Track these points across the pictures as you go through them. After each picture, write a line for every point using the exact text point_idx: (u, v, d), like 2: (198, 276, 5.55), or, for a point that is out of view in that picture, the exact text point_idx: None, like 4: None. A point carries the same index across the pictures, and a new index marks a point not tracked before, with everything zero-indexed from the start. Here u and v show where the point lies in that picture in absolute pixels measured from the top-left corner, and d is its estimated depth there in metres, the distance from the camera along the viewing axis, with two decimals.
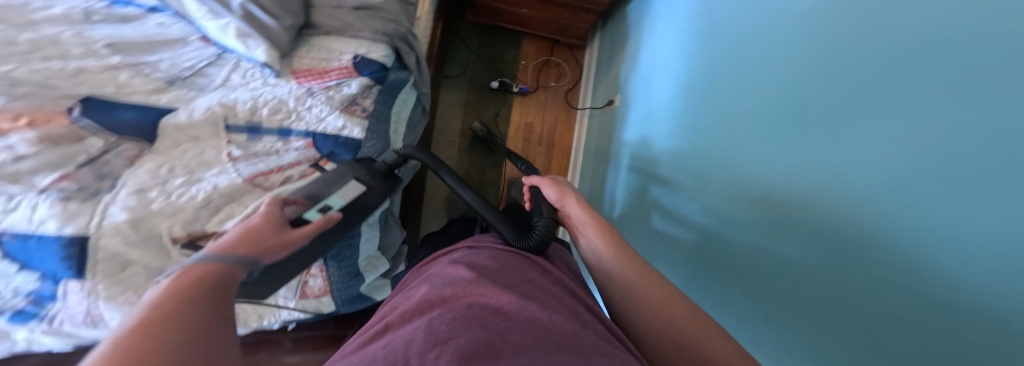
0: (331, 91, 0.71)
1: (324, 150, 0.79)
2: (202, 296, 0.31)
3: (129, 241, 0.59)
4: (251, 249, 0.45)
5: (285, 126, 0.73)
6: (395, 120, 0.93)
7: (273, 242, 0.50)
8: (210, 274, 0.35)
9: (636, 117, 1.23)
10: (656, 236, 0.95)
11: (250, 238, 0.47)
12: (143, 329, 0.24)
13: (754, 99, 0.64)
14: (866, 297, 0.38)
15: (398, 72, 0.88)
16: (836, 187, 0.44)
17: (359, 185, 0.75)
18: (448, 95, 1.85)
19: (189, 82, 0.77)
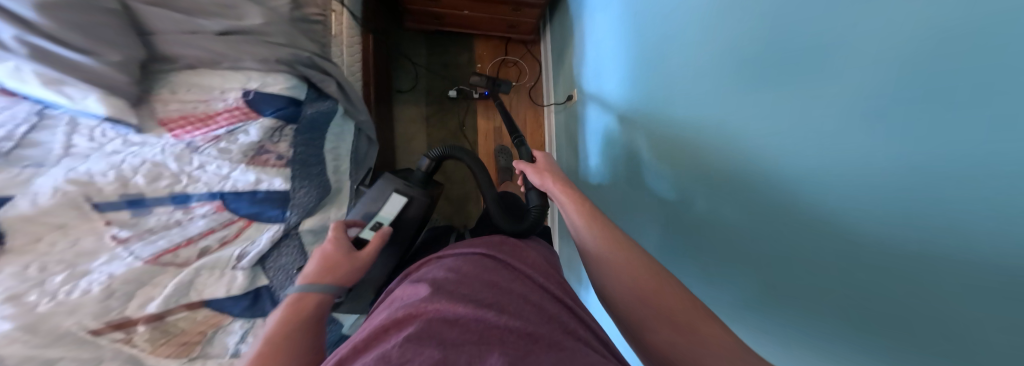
0: (223, 142, 0.58)
1: (239, 213, 0.65)
2: (310, 309, 0.55)
3: (37, 344, 0.48)
4: (331, 270, 0.62)
5: (180, 192, 0.61)
6: (330, 158, 0.79)
7: (343, 262, 0.64)
8: (308, 299, 0.56)
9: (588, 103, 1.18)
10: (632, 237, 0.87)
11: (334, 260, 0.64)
12: (276, 338, 0.49)
13: (699, 63, 0.57)
14: (861, 284, 0.32)
15: (318, 103, 0.74)
16: (802, 152, 0.37)
17: (402, 197, 0.84)
18: (405, 111, 1.72)
19: (17, 156, 0.53)
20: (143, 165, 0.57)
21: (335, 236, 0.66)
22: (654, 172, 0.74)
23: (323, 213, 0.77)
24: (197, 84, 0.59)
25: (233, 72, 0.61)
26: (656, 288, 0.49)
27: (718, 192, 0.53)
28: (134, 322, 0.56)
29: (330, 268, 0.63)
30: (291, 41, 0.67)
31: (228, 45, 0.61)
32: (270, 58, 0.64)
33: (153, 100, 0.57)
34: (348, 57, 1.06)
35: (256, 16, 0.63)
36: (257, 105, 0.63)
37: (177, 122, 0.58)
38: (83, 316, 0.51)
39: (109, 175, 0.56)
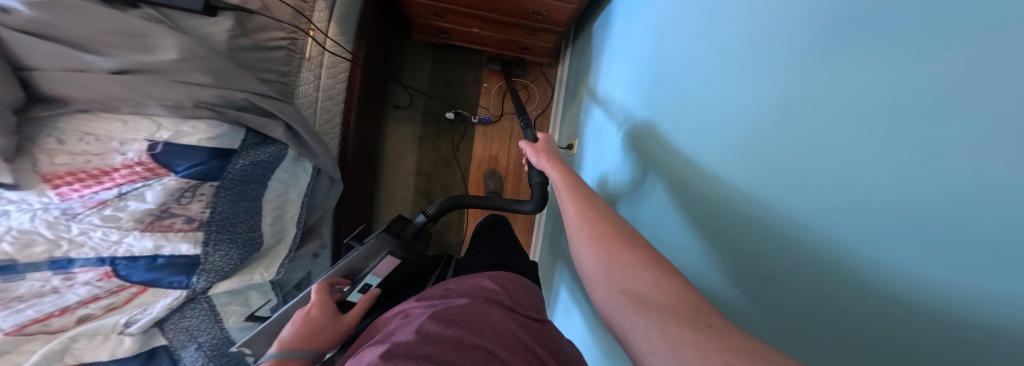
0: (112, 207, 0.53)
1: (132, 279, 0.61)
2: None
3: None
4: (310, 339, 0.52)
5: (61, 256, 0.55)
6: (271, 208, 0.71)
7: (323, 334, 0.54)
8: None
9: (591, 137, 1.04)
10: (602, 334, 0.75)
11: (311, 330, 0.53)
12: None
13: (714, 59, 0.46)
14: (895, 341, 0.21)
15: (258, 150, 0.65)
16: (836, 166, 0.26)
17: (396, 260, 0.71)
18: (397, 129, 1.62)
19: None
20: (39, 225, 0.53)
21: (319, 298, 0.58)
22: (653, 195, 0.61)
23: (244, 274, 0.72)
24: (95, 133, 0.51)
25: (135, 117, 0.52)
26: (619, 255, 0.36)
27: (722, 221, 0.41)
28: None
29: (305, 341, 0.52)
30: (219, 80, 0.56)
31: (130, 90, 0.51)
32: (186, 103, 0.53)
33: (35, 151, 0.49)
34: (326, 81, 0.93)
35: (169, 48, 0.52)
36: (166, 160, 0.55)
37: (64, 179, 0.51)
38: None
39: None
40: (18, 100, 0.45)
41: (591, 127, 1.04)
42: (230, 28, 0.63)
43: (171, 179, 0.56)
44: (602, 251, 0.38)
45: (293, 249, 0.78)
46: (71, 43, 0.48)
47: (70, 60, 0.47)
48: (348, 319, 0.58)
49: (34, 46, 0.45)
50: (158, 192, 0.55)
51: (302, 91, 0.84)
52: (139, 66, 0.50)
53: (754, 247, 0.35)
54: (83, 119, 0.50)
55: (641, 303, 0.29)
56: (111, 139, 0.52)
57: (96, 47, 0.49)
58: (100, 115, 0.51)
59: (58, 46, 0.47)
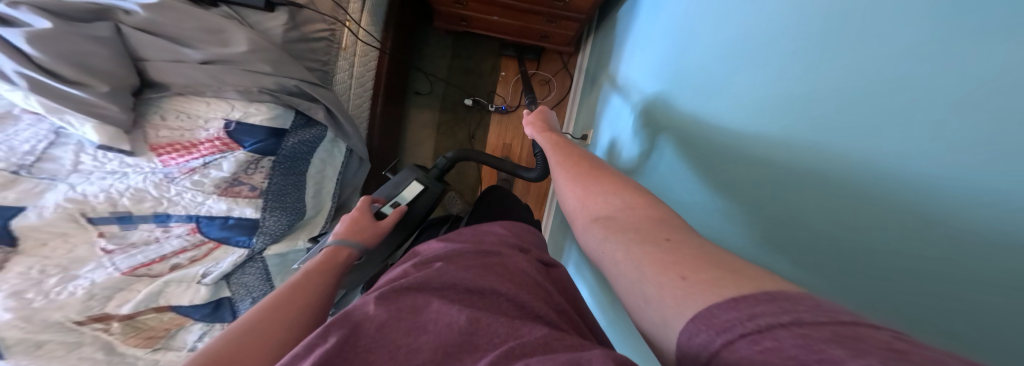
0: (197, 174, 0.64)
1: (210, 236, 0.70)
2: (321, 284, 0.46)
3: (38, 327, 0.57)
4: (355, 233, 0.58)
5: (160, 212, 0.65)
6: (313, 183, 0.80)
7: (368, 233, 0.60)
8: (338, 258, 0.53)
9: (608, 126, 1.02)
10: (603, 313, 0.81)
11: (358, 227, 0.59)
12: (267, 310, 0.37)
13: (721, 27, 0.49)
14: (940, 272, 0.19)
15: (306, 131, 0.75)
16: (795, 112, 0.32)
17: (419, 185, 0.74)
18: (418, 116, 1.70)
19: (38, 171, 0.62)
20: (147, 186, 0.63)
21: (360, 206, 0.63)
22: (664, 158, 0.60)
23: (291, 239, 0.80)
24: (186, 112, 0.62)
25: (216, 100, 0.63)
26: (590, 188, 0.39)
27: (697, 165, 0.48)
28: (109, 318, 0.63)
29: (355, 234, 0.57)
30: (277, 69, 0.66)
31: (205, 73, 0.60)
32: (252, 88, 0.64)
33: (146, 126, 0.61)
34: (359, 69, 0.96)
35: (242, 42, 0.61)
36: (237, 136, 0.65)
37: (165, 149, 0.62)
38: (69, 311, 0.59)
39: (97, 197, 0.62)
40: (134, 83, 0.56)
41: (605, 112, 1.09)
42: (284, 23, 0.74)
43: (240, 152, 0.66)
44: (577, 185, 0.41)
45: (330, 220, 0.85)
46: (171, 38, 0.59)
47: (171, 53, 0.59)
48: (386, 224, 0.63)
49: (149, 43, 0.57)
50: (232, 163, 0.65)
51: (340, 79, 0.93)
52: (218, 58, 0.60)
53: (719, 181, 0.43)
54: (175, 100, 0.62)
55: (613, 228, 0.31)
56: (196, 118, 0.62)
57: (192, 42, 0.59)
58: (190, 97, 0.62)
59: (164, 41, 0.58)
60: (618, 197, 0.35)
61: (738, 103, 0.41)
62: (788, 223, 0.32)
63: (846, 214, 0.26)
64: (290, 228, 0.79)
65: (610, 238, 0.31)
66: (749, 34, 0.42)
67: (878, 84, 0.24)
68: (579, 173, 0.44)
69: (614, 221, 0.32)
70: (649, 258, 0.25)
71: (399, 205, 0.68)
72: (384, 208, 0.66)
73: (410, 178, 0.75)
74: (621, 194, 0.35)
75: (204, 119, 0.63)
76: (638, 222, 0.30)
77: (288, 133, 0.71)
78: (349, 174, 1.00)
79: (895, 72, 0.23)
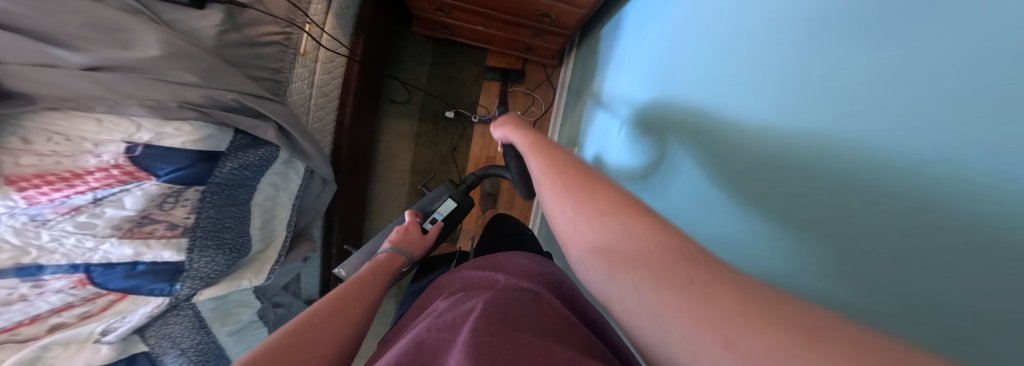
0: (86, 214, 0.49)
1: (108, 286, 0.55)
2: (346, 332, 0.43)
3: None
4: (409, 243, 0.79)
5: (30, 262, 0.49)
6: (259, 212, 0.68)
7: (417, 244, 0.81)
8: (374, 280, 0.59)
9: (595, 129, 0.97)
10: None
11: (410, 239, 0.80)
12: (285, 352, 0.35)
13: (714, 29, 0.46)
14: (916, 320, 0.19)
15: (248, 153, 0.62)
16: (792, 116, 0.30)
17: (453, 202, 0.95)
18: (395, 127, 1.57)
19: None
20: (5, 231, 0.47)
21: (411, 221, 0.84)
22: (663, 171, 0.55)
23: (232, 279, 0.67)
24: (65, 133, 0.46)
25: (112, 117, 0.48)
26: (568, 207, 0.32)
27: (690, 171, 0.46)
28: None
29: (406, 241, 0.79)
30: (205, 80, 0.52)
31: (98, 85, 0.46)
32: (168, 104, 0.50)
33: None
34: (320, 77, 0.86)
35: (152, 44, 0.48)
36: (146, 163, 0.51)
37: (31, 182, 0.45)
38: None
39: None
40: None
41: (592, 127, 1.01)
42: (220, 23, 0.60)
43: (153, 184, 0.51)
44: (566, 201, 0.33)
45: (284, 253, 0.74)
46: (38, 35, 0.44)
47: (36, 54, 0.43)
48: (430, 239, 0.85)
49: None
50: (138, 198, 0.51)
51: (296, 89, 0.79)
52: (110, 63, 0.46)
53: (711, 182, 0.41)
54: (50, 117, 0.45)
55: (610, 256, 0.24)
56: (80, 140, 0.47)
57: (69, 41, 0.45)
58: (71, 113, 0.46)
59: (24, 38, 0.42)
60: (615, 217, 0.27)
61: (731, 108, 0.39)
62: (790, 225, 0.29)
63: (851, 245, 0.23)
64: (230, 268, 0.66)
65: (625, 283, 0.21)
66: (741, 40, 0.39)
67: (889, 85, 0.21)
68: (556, 183, 0.37)
69: (609, 253, 0.24)
70: (667, 310, 0.17)
71: (436, 220, 0.90)
72: (426, 225, 0.87)
73: (445, 196, 0.96)
74: (614, 213, 0.27)
75: (92, 142, 0.48)
76: (638, 249, 0.22)
77: (224, 156, 0.59)
78: (309, 196, 0.86)
79: (908, 73, 0.20)
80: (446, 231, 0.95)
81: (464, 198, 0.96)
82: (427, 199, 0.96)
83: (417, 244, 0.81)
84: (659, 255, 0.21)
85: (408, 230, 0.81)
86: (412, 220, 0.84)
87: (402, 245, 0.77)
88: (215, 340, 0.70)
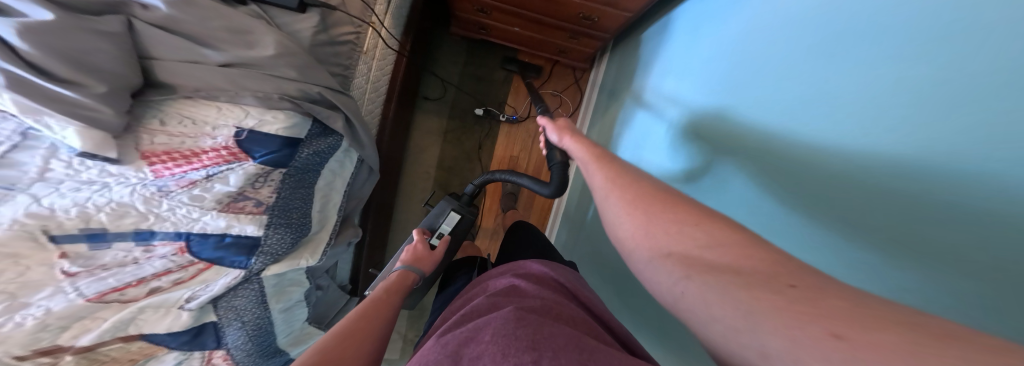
0: (199, 188, 0.55)
1: (199, 255, 0.61)
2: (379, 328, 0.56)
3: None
4: (419, 259, 0.89)
5: (146, 228, 0.56)
6: (320, 195, 0.74)
7: (426, 259, 0.91)
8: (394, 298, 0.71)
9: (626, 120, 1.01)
10: None
11: (419, 255, 0.90)
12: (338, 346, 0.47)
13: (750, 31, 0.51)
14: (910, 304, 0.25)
15: (320, 141, 0.68)
16: (817, 125, 0.35)
17: (456, 215, 1.03)
18: (426, 122, 1.61)
19: None
20: (135, 199, 0.53)
21: (419, 238, 0.94)
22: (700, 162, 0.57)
23: (293, 258, 0.74)
24: (193, 117, 0.53)
25: (230, 105, 0.54)
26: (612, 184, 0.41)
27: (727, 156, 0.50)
28: (63, 349, 0.58)
29: (416, 259, 0.88)
30: (301, 74, 0.59)
31: (223, 79, 0.53)
32: (273, 95, 0.56)
33: (141, 130, 0.50)
34: (377, 73, 0.91)
35: (270, 45, 0.55)
36: (248, 146, 0.57)
37: (160, 157, 0.52)
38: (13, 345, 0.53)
39: (59, 212, 0.50)
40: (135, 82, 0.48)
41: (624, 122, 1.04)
42: (315, 25, 0.66)
43: (251, 164, 0.57)
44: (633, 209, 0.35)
45: (333, 236, 0.80)
46: (190, 37, 0.52)
47: (188, 53, 0.52)
48: (438, 253, 0.95)
49: (162, 39, 0.50)
50: (239, 176, 0.57)
51: (357, 84, 0.84)
52: (238, 60, 0.54)
53: (753, 177, 0.45)
54: (183, 104, 0.52)
55: (685, 261, 0.26)
56: (202, 125, 0.53)
57: (210, 42, 0.53)
58: (200, 101, 0.53)
59: (181, 39, 0.51)
60: (664, 212, 0.32)
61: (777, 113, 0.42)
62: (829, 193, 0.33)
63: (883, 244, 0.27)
64: (294, 246, 0.73)
65: (702, 250, 0.26)
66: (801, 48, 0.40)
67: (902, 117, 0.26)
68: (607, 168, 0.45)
69: (654, 218, 0.33)
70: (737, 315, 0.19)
71: (442, 235, 0.99)
72: (432, 239, 0.97)
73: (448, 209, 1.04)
74: (697, 222, 0.29)
75: (210, 126, 0.54)
76: (683, 242, 0.28)
77: (304, 142, 0.65)
78: (356, 184, 0.89)
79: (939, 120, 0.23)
80: (455, 242, 1.04)
81: (467, 211, 1.04)
82: (432, 216, 1.03)
83: (427, 260, 0.91)
84: (745, 253, 0.24)
85: (417, 248, 0.91)
86: (421, 237, 0.94)
87: (415, 263, 0.87)
88: (268, 320, 0.77)
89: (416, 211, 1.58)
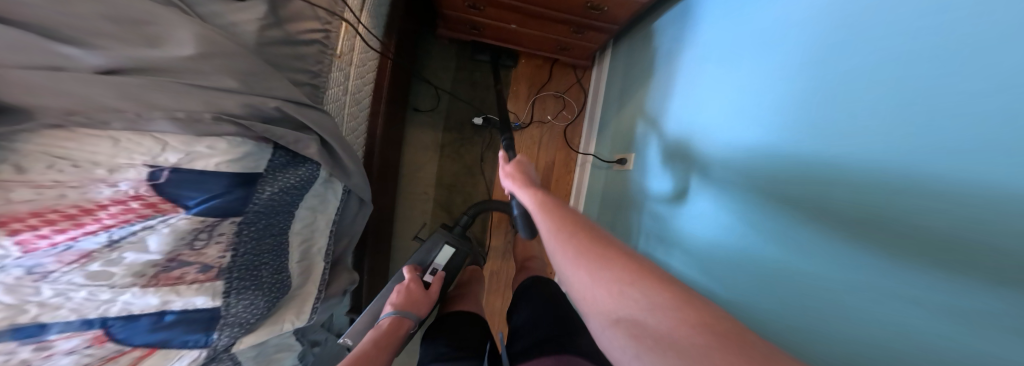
0: (103, 257, 0.38)
1: (133, 343, 0.45)
2: None
3: None
4: (414, 304, 0.75)
5: (29, 322, 0.38)
6: (298, 242, 0.60)
7: (421, 302, 0.77)
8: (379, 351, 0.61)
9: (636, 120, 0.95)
10: None
11: (412, 298, 0.76)
12: None
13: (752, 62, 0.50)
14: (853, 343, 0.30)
15: (287, 173, 0.51)
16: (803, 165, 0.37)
17: (451, 248, 0.90)
18: (420, 135, 1.43)
19: None
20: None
21: (411, 277, 0.80)
22: (698, 192, 0.58)
23: (273, 322, 0.59)
24: (71, 157, 0.35)
25: (134, 134, 0.37)
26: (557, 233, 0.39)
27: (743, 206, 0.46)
28: None
29: (409, 303, 0.75)
30: (246, 85, 0.42)
31: (115, 94, 0.35)
32: (202, 115, 0.39)
33: None
34: (354, 82, 0.75)
35: (186, 42, 0.38)
36: (173, 191, 0.40)
37: (28, 221, 0.34)
38: None
39: None
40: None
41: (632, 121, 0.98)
42: (260, 16, 0.49)
43: (182, 217, 0.41)
44: (580, 266, 0.33)
45: (323, 287, 0.67)
46: (48, 31, 0.33)
47: (47, 57, 0.33)
48: (433, 292, 0.81)
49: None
50: (164, 236, 0.40)
51: (332, 96, 0.67)
52: (133, 63, 0.36)
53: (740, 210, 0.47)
54: (50, 137, 0.34)
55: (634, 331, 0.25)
56: (101, 169, 0.37)
57: (87, 38, 0.34)
58: (81, 131, 0.35)
59: (30, 34, 0.32)
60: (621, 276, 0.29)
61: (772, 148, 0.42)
62: (852, 249, 0.30)
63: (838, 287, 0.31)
64: (270, 310, 0.58)
65: (647, 315, 0.25)
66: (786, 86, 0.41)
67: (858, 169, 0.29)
68: (557, 212, 0.44)
69: (600, 273, 0.31)
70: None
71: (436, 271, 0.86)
72: (427, 278, 0.84)
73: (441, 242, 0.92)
74: (631, 281, 0.28)
75: (114, 168, 0.37)
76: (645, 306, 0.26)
77: (264, 178, 0.48)
78: (346, 219, 0.72)
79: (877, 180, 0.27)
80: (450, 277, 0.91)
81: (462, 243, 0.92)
82: (423, 251, 0.90)
83: (422, 304, 0.77)
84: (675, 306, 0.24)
85: (410, 289, 0.77)
86: (413, 277, 0.80)
87: (410, 309, 0.74)
88: None
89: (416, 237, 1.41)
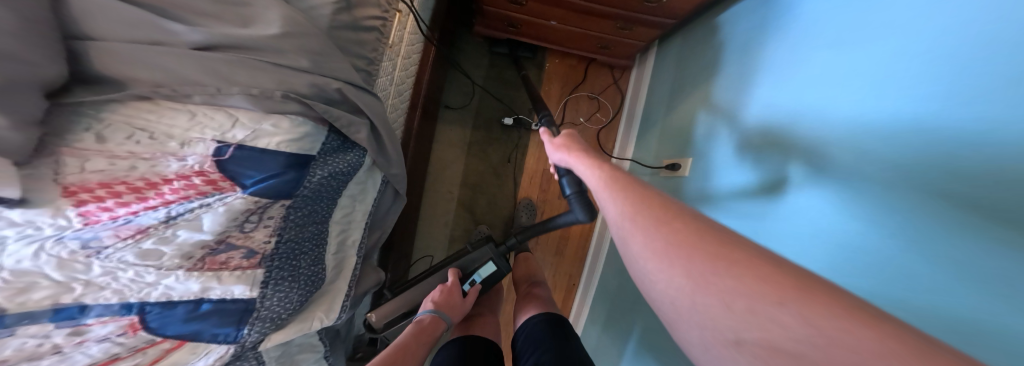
0: (156, 233, 0.35)
1: (162, 334, 0.41)
2: None
3: None
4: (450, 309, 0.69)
5: (71, 302, 0.35)
6: (336, 231, 0.56)
7: (456, 310, 0.70)
8: (412, 353, 0.55)
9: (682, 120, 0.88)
10: None
11: (451, 303, 0.70)
12: None
13: (819, 67, 0.47)
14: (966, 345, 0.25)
15: (337, 158, 0.48)
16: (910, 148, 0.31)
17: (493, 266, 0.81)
18: (447, 134, 1.42)
19: None
20: (42, 264, 0.32)
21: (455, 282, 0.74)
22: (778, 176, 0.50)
23: (303, 319, 0.53)
24: (150, 129, 0.34)
25: (210, 109, 0.36)
26: (617, 193, 0.30)
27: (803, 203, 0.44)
28: None
29: (446, 306, 0.69)
30: (316, 65, 0.41)
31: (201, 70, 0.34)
32: (274, 92, 0.37)
33: (63, 150, 0.31)
34: (400, 74, 0.74)
35: (273, 22, 0.38)
36: (234, 169, 0.37)
37: (95, 193, 0.32)
38: None
39: None
40: (57, 79, 0.28)
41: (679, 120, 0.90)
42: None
43: (238, 197, 0.37)
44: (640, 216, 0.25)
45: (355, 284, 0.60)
46: (156, 10, 0.34)
47: (150, 31, 0.33)
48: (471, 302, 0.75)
49: (117, 10, 0.32)
50: (218, 217, 0.37)
51: (381, 83, 0.65)
52: (226, 42, 0.35)
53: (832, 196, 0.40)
54: (137, 109, 0.34)
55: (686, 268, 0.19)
56: (168, 142, 0.35)
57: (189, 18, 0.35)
58: (165, 105, 0.34)
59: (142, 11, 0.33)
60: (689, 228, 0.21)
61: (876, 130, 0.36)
62: (938, 191, 0.28)
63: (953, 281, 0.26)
64: (302, 305, 0.53)
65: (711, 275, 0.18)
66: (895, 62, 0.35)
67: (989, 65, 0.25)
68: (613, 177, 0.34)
69: (658, 225, 0.23)
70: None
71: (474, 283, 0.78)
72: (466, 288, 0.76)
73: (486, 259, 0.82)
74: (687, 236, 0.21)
75: (179, 142, 0.35)
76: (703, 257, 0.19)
77: (316, 161, 0.45)
78: (380, 212, 0.69)
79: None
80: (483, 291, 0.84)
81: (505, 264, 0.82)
82: (467, 257, 0.83)
83: (457, 311, 0.71)
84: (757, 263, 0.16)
85: (450, 292, 0.71)
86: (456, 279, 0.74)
87: (444, 310, 0.68)
88: None
89: (437, 236, 1.38)
